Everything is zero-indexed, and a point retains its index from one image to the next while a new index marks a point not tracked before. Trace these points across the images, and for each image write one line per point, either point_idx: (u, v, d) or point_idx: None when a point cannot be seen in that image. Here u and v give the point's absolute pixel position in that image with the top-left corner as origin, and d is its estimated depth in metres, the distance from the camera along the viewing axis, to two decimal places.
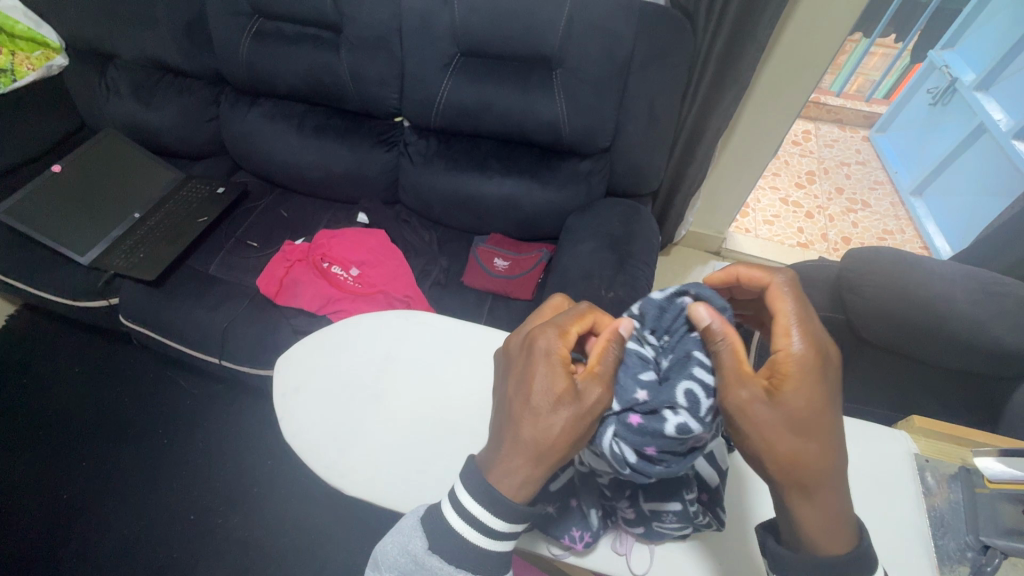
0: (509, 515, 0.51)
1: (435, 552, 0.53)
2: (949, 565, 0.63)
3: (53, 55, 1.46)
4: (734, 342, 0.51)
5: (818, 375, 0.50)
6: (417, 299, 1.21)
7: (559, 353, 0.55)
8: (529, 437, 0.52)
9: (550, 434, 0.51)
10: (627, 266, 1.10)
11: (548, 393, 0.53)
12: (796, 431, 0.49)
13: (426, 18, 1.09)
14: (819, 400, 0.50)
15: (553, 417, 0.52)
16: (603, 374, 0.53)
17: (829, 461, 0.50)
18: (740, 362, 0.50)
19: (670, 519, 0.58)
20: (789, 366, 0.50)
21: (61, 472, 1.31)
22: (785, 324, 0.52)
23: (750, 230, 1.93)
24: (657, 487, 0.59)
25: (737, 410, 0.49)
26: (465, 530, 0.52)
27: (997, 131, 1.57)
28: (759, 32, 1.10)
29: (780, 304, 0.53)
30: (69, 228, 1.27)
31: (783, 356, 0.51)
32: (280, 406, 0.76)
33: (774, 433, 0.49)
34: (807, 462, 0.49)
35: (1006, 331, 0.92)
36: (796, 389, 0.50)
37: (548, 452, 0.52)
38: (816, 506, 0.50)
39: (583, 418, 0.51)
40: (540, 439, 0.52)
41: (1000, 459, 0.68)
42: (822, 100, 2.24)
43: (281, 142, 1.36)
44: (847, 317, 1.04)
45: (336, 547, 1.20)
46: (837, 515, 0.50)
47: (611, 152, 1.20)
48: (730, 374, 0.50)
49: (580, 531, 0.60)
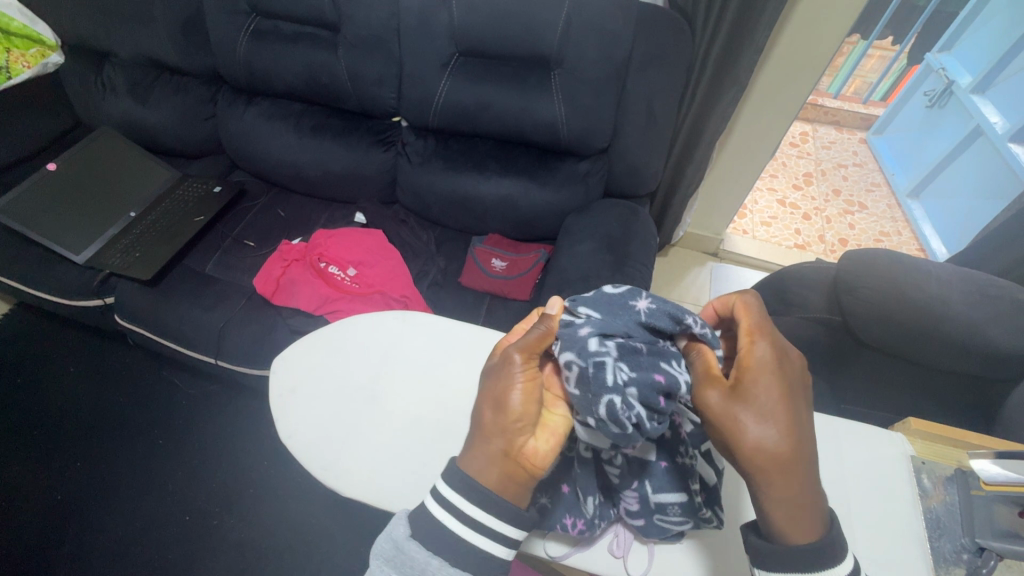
0: (485, 504, 0.52)
1: (416, 538, 0.54)
2: (944, 567, 0.63)
3: (48, 53, 1.46)
4: (704, 352, 0.56)
5: (776, 367, 0.52)
6: (415, 299, 1.20)
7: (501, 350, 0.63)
8: (475, 417, 0.57)
9: (482, 402, 0.56)
10: (626, 267, 1.10)
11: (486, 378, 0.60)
12: (761, 417, 0.50)
13: (425, 17, 1.09)
14: (780, 388, 0.51)
15: (486, 390, 0.57)
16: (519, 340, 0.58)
17: (795, 446, 0.50)
18: (708, 367, 0.54)
19: (675, 511, 0.58)
20: (751, 361, 0.53)
21: (55, 473, 1.31)
22: (750, 326, 0.55)
23: (748, 232, 1.94)
24: (665, 479, 0.59)
25: (713, 408, 0.51)
26: (444, 519, 0.53)
27: (994, 133, 1.58)
28: (758, 32, 1.10)
29: (745, 311, 0.57)
30: (63, 226, 1.27)
31: (745, 352, 0.54)
32: (277, 406, 0.75)
33: (739, 421, 0.50)
34: (771, 448, 0.49)
35: (1002, 333, 0.92)
36: (757, 380, 0.52)
37: (486, 421, 0.55)
38: (785, 495, 0.49)
39: (505, 379, 0.56)
40: (478, 413, 0.56)
41: (995, 460, 0.68)
42: (819, 102, 2.24)
43: (278, 141, 1.36)
44: (843, 319, 1.04)
45: (333, 547, 1.20)
46: (804, 503, 0.50)
47: (610, 153, 1.20)
48: (700, 377, 0.54)
49: (574, 518, 0.60)
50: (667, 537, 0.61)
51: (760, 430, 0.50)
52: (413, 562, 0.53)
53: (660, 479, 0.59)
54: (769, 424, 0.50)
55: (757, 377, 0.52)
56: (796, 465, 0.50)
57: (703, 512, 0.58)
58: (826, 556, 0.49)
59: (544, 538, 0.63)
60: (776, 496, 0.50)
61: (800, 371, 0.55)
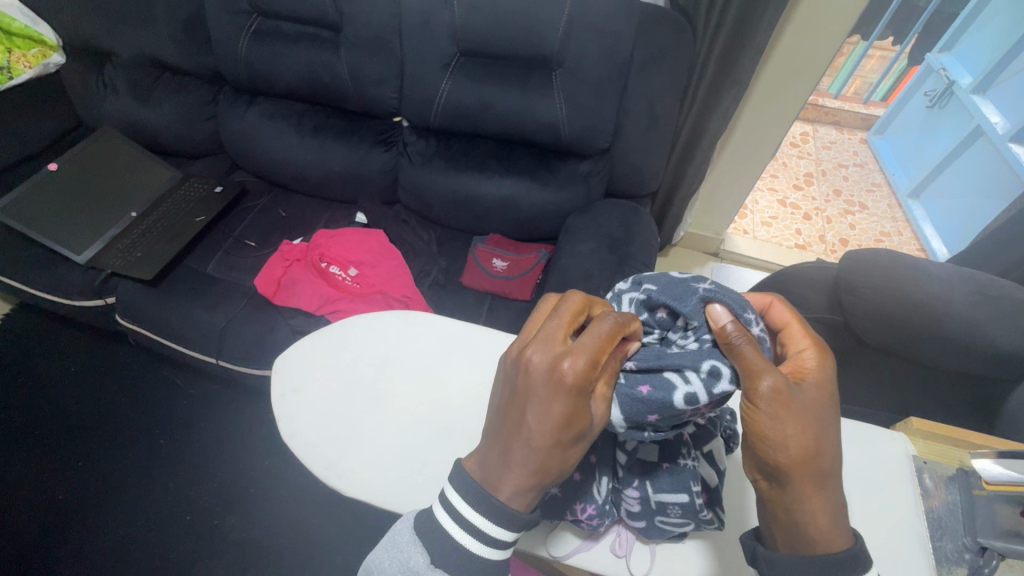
0: (510, 524, 0.51)
1: (438, 566, 0.52)
2: (946, 566, 0.63)
3: (50, 53, 1.45)
4: (752, 341, 0.52)
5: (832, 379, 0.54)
6: (416, 299, 1.20)
7: (587, 383, 0.50)
8: (550, 467, 0.51)
9: (568, 463, 0.52)
10: (627, 267, 1.10)
11: (576, 431, 0.51)
12: (814, 419, 0.51)
13: (427, 18, 1.09)
14: (833, 398, 0.53)
15: (578, 447, 0.52)
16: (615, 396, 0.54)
17: (835, 455, 0.52)
18: (763, 356, 0.52)
19: (675, 513, 0.58)
20: (805, 364, 0.55)
21: (56, 472, 1.31)
22: (802, 334, 0.57)
23: (749, 232, 1.94)
24: (665, 480, 0.59)
25: (769, 399, 0.50)
26: (466, 541, 0.52)
27: (994, 133, 1.58)
28: (759, 32, 1.10)
29: (792, 321, 0.58)
30: (66, 227, 1.27)
31: (802, 358, 0.55)
32: (280, 405, 0.75)
33: (795, 417, 0.50)
34: (821, 449, 0.51)
35: (1003, 332, 0.92)
36: (815, 384, 0.53)
37: (564, 476, 0.53)
38: (820, 505, 0.50)
39: (588, 443, 0.53)
40: (562, 469, 0.52)
41: (997, 460, 0.69)
42: (820, 102, 2.25)
43: (279, 140, 1.36)
44: (845, 319, 1.04)
45: (335, 547, 1.20)
46: (837, 511, 0.51)
47: (611, 153, 1.20)
48: (758, 364, 0.51)
49: (585, 505, 0.60)
50: (668, 538, 0.61)
51: (812, 432, 0.51)
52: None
53: (661, 479, 0.59)
54: (817, 427, 0.51)
55: (813, 381, 0.53)
56: (827, 472, 0.51)
57: (704, 513, 0.58)
58: (858, 565, 0.49)
59: (547, 533, 0.63)
60: (808, 501, 0.50)
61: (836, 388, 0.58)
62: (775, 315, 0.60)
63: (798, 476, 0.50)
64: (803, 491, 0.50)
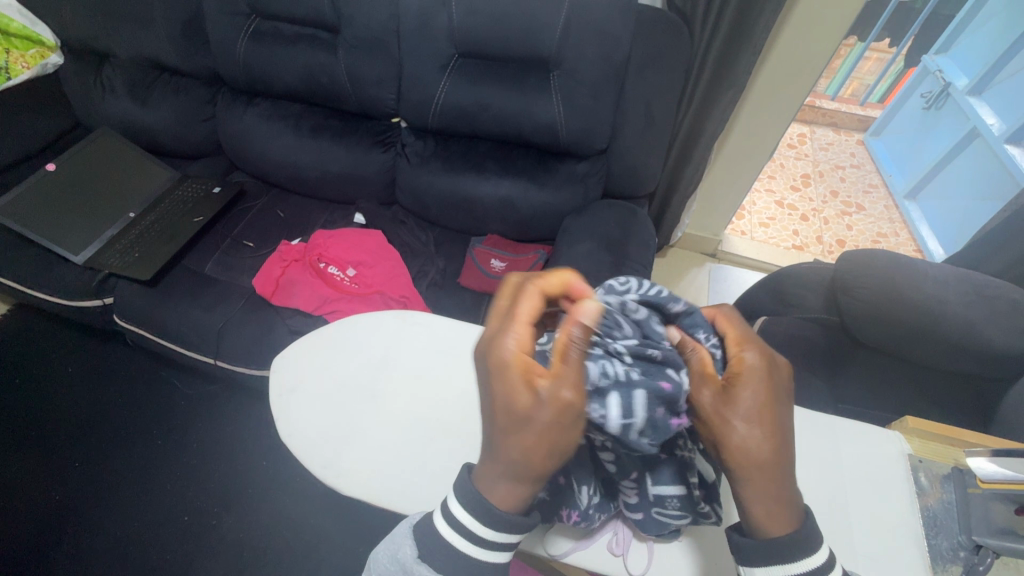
0: (499, 524, 0.51)
1: (424, 560, 0.53)
2: (943, 565, 0.63)
3: (48, 54, 1.46)
4: (699, 352, 0.55)
5: (767, 375, 0.53)
6: (414, 300, 1.21)
7: (514, 361, 0.51)
8: (511, 456, 0.50)
9: (532, 452, 0.50)
10: (625, 267, 1.10)
11: (516, 413, 0.50)
12: (746, 420, 0.51)
13: (425, 19, 1.10)
14: (769, 394, 0.52)
15: (533, 431, 0.49)
16: (570, 372, 0.49)
17: (775, 447, 0.51)
18: (702, 366, 0.54)
19: (674, 505, 0.58)
20: (741, 364, 0.53)
21: (54, 473, 1.30)
22: (733, 337, 0.56)
23: (746, 233, 1.95)
24: (664, 473, 0.59)
25: (701, 408, 0.52)
26: (455, 541, 0.52)
27: (991, 135, 1.59)
28: (756, 33, 1.10)
29: (730, 323, 0.57)
30: (64, 228, 1.27)
31: (736, 360, 0.54)
32: (277, 405, 0.76)
33: (723, 424, 0.51)
34: (754, 446, 0.50)
35: (999, 332, 0.92)
36: (746, 384, 0.52)
37: (540, 467, 0.50)
38: (762, 495, 0.50)
39: (549, 421, 0.49)
40: (528, 458, 0.50)
41: (992, 458, 0.68)
42: (817, 104, 2.26)
43: (277, 141, 1.36)
44: (841, 319, 1.05)
45: (333, 547, 1.20)
46: (784, 498, 0.51)
47: (608, 154, 1.21)
48: (693, 377, 0.54)
49: (570, 510, 0.60)
50: (665, 535, 0.61)
51: (741, 433, 0.50)
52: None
53: (659, 471, 0.59)
54: (752, 425, 0.50)
55: (745, 381, 0.52)
56: (771, 463, 0.51)
57: (702, 506, 0.58)
58: (807, 545, 0.49)
59: (544, 535, 0.63)
60: (754, 493, 0.50)
61: (787, 380, 0.55)
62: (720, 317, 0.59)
63: (734, 470, 0.51)
64: (745, 483, 0.51)
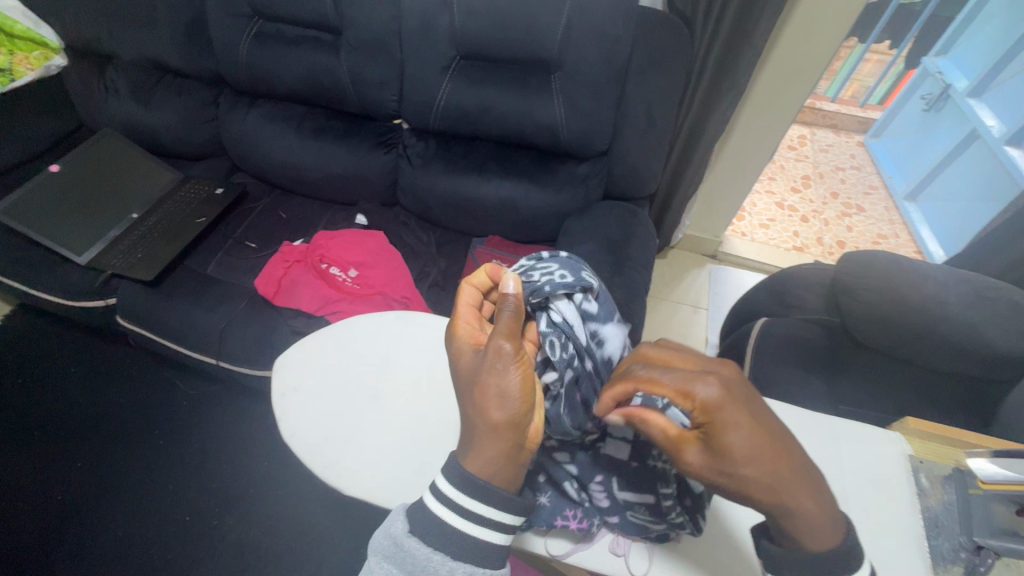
0: (485, 497, 0.52)
1: (414, 532, 0.54)
2: (943, 566, 0.63)
3: (52, 55, 1.46)
4: (652, 419, 0.53)
5: (735, 405, 0.49)
6: (416, 301, 1.21)
7: (466, 335, 0.61)
8: (472, 415, 0.55)
9: (484, 403, 0.54)
10: (626, 268, 1.11)
11: (467, 374, 0.58)
12: (754, 464, 0.48)
13: (426, 21, 1.10)
14: (753, 422, 0.49)
15: (481, 385, 0.55)
16: (500, 326, 0.57)
17: (794, 471, 0.49)
18: (672, 433, 0.52)
19: (642, 511, 0.61)
20: (701, 411, 0.49)
21: (56, 473, 1.31)
22: (672, 393, 0.50)
23: (746, 234, 1.95)
24: (632, 478, 0.63)
25: (703, 471, 0.51)
26: (440, 511, 0.53)
27: (990, 137, 1.60)
28: (756, 35, 1.11)
29: (654, 385, 0.51)
30: (66, 228, 1.27)
31: (699, 417, 0.50)
32: (279, 405, 0.76)
33: (736, 478, 0.49)
34: (776, 483, 0.49)
35: (999, 334, 0.93)
36: (725, 427, 0.49)
37: (493, 417, 0.53)
38: (808, 516, 0.50)
39: (498, 370, 0.55)
40: (481, 409, 0.54)
41: (991, 459, 0.69)
42: (817, 106, 2.27)
43: (279, 142, 1.36)
44: (842, 321, 1.05)
45: (334, 548, 1.20)
46: (826, 515, 0.50)
47: (609, 156, 1.21)
48: (671, 449, 0.52)
49: (563, 514, 0.61)
50: (650, 540, 0.61)
51: (762, 473, 0.49)
52: (413, 559, 0.52)
53: (627, 478, 0.64)
54: (768, 461, 0.49)
55: (720, 427, 0.49)
56: (802, 487, 0.50)
57: (674, 516, 0.59)
58: (852, 555, 0.50)
59: (544, 534, 0.63)
60: (799, 523, 0.50)
61: (746, 388, 0.52)
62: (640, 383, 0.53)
63: (773, 508, 0.50)
64: (785, 515, 0.50)
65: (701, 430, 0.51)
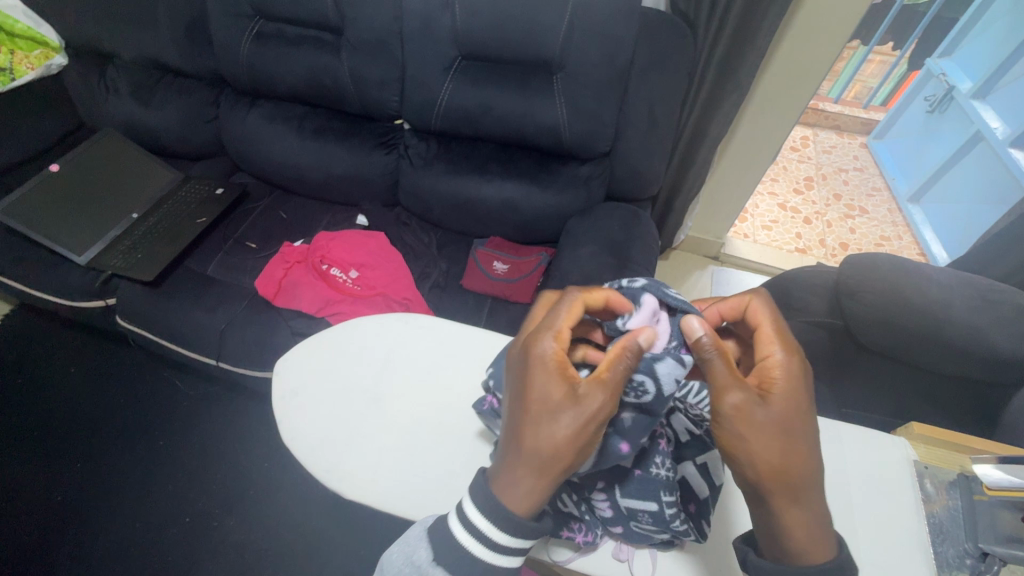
0: (510, 526, 0.51)
1: (438, 563, 0.53)
2: (946, 572, 0.63)
3: (52, 55, 1.46)
4: (721, 353, 0.54)
5: (804, 384, 0.54)
6: (417, 303, 1.20)
7: (559, 353, 0.55)
8: (534, 444, 0.52)
9: (553, 442, 0.51)
10: (627, 270, 1.10)
11: (548, 402, 0.53)
12: (784, 432, 0.51)
13: (427, 21, 1.09)
14: (804, 405, 0.53)
15: (557, 428, 0.51)
16: (610, 378, 0.52)
17: (809, 467, 0.51)
18: (730, 369, 0.53)
19: (646, 521, 0.58)
20: (774, 371, 0.55)
21: (55, 474, 1.30)
22: (772, 334, 0.57)
23: (749, 235, 1.94)
24: (633, 486, 0.59)
25: (733, 413, 0.51)
26: (469, 544, 0.52)
27: (994, 138, 1.59)
28: (759, 37, 1.10)
29: (762, 323, 0.59)
30: (65, 229, 1.26)
31: (771, 363, 0.55)
32: (279, 407, 0.75)
33: (759, 435, 0.51)
34: (791, 464, 0.51)
35: (1005, 338, 0.92)
36: (785, 390, 0.53)
37: (558, 462, 0.51)
38: (802, 511, 0.51)
39: (584, 422, 0.51)
40: (548, 445, 0.51)
41: (998, 465, 0.67)
42: (820, 107, 2.27)
43: (279, 142, 1.36)
44: (845, 324, 1.04)
45: (333, 550, 1.20)
46: (814, 523, 0.51)
47: (611, 157, 1.21)
48: (723, 379, 0.53)
49: (569, 531, 0.61)
50: (655, 543, 0.61)
51: (780, 448, 0.51)
52: None
53: (629, 487, 0.60)
54: (786, 435, 0.51)
55: (783, 387, 0.53)
56: (802, 488, 0.51)
57: (677, 523, 0.57)
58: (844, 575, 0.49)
59: (545, 541, 0.63)
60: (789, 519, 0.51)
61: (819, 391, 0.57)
62: (753, 312, 0.60)
63: (774, 482, 0.51)
64: (785, 504, 0.51)
65: (761, 385, 0.55)
